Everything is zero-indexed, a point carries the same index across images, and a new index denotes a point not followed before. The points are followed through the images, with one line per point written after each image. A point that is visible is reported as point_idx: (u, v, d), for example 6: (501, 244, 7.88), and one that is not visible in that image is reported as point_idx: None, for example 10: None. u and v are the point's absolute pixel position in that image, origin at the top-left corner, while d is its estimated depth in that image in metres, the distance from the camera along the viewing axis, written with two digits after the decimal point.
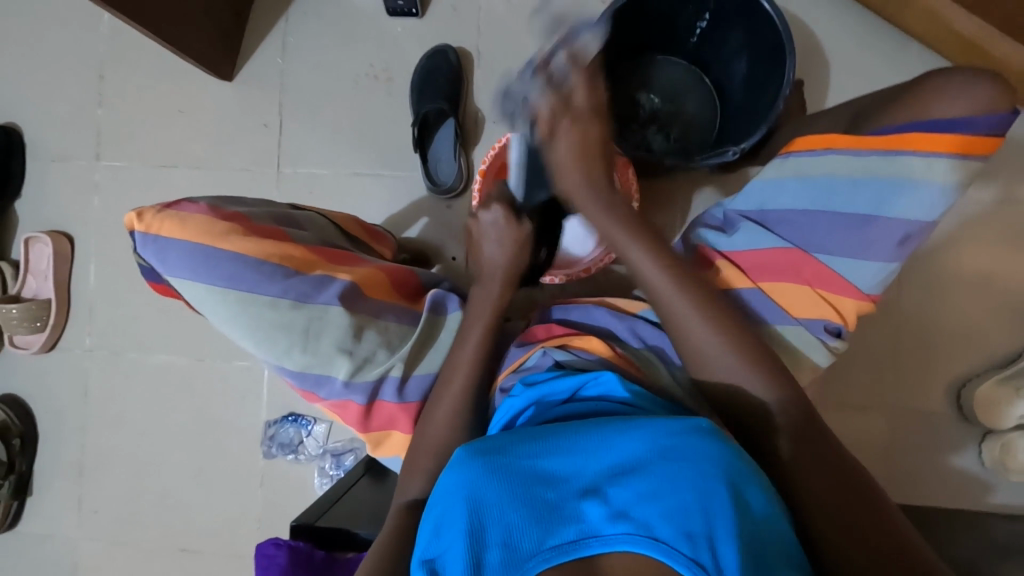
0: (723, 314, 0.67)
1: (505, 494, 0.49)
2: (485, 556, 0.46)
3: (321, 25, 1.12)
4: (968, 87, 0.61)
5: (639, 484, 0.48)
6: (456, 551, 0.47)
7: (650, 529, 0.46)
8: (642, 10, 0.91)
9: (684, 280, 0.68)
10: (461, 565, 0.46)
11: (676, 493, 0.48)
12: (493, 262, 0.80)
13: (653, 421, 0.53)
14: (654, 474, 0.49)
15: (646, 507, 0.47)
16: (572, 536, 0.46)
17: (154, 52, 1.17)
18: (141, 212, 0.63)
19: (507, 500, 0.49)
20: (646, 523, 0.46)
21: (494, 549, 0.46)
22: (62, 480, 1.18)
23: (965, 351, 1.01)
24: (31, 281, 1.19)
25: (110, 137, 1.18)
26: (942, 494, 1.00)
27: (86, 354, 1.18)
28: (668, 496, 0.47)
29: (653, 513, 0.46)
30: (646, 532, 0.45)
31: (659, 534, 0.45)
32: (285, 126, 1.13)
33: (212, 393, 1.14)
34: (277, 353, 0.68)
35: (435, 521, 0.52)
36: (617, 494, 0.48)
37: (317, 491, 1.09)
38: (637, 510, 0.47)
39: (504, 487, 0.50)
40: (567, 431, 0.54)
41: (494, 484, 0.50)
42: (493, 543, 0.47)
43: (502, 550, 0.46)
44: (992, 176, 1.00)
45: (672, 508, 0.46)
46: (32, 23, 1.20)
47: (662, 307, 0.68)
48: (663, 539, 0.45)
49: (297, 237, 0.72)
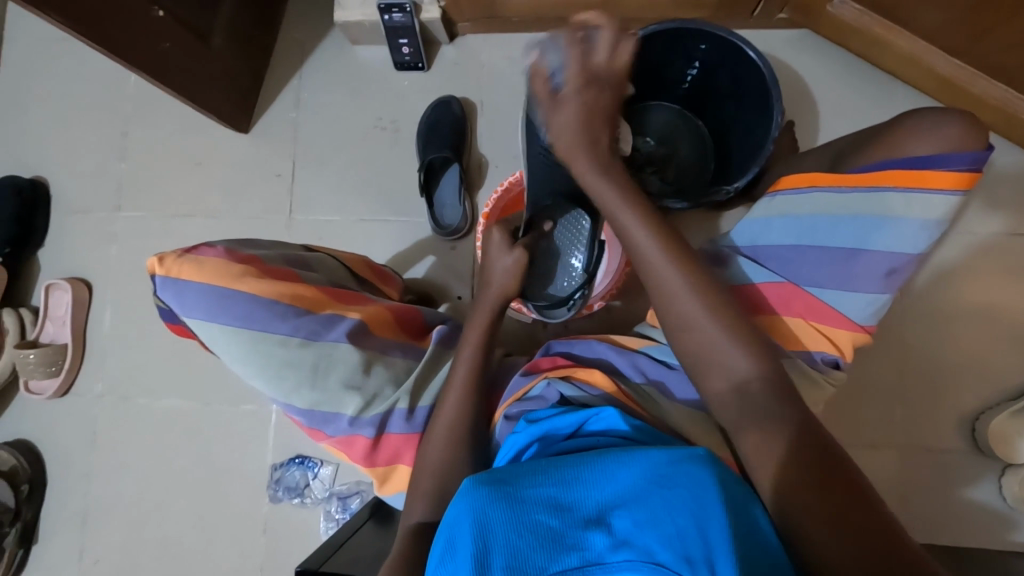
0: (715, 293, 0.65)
1: (508, 521, 0.49)
2: None
3: (332, 81, 1.19)
4: (938, 128, 0.65)
5: (639, 513, 0.48)
6: None
7: (652, 555, 0.46)
8: (634, 63, 0.96)
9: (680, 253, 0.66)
10: None
11: (677, 519, 0.47)
12: (493, 280, 0.80)
13: (653, 450, 0.53)
14: (653, 501, 0.49)
15: (646, 534, 0.47)
16: (575, 562, 0.47)
17: (176, 110, 1.24)
18: (162, 256, 0.66)
19: (510, 528, 0.49)
20: (648, 550, 0.46)
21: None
22: (67, 528, 1.17)
23: (976, 381, 1.00)
24: (49, 327, 1.22)
25: (131, 189, 1.24)
26: (965, 533, 0.97)
27: (97, 399, 1.19)
28: (669, 523, 0.47)
29: (653, 540, 0.46)
30: (648, 559, 0.46)
31: (660, 559, 0.45)
32: (297, 175, 1.19)
33: (220, 437, 1.14)
34: (287, 392, 0.70)
35: (442, 544, 0.52)
36: (621, 522, 0.48)
37: (322, 536, 1.08)
38: (640, 537, 0.47)
39: (506, 516, 0.50)
40: (568, 462, 0.54)
41: (498, 511, 0.50)
42: (496, 570, 0.48)
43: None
44: (984, 208, 1.02)
45: (673, 535, 0.46)
46: (63, 86, 1.29)
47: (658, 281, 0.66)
48: (665, 564, 0.45)
49: (308, 278, 0.75)
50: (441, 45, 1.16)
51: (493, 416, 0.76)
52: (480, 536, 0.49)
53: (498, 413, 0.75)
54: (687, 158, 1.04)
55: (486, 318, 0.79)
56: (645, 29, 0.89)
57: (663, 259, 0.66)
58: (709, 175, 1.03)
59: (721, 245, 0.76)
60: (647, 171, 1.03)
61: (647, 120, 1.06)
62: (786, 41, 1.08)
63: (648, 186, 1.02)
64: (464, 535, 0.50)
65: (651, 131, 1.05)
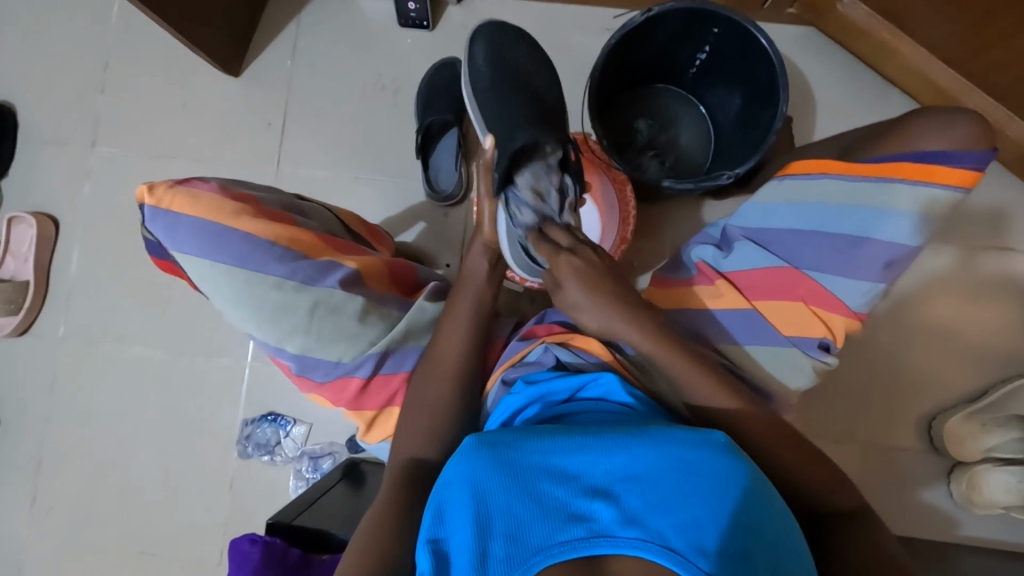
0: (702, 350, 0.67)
1: (513, 486, 0.51)
2: (491, 544, 0.49)
3: (333, 30, 1.15)
4: (950, 125, 0.66)
5: (651, 493, 0.50)
6: (468, 541, 0.49)
7: (664, 539, 0.47)
8: (645, 41, 0.95)
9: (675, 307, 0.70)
10: (468, 552, 0.49)
11: (692, 508, 0.49)
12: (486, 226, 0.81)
13: (668, 433, 0.54)
14: (668, 483, 0.50)
15: (658, 517, 0.48)
16: (580, 534, 0.48)
17: (163, 44, 1.17)
18: (153, 185, 0.63)
19: (516, 492, 0.51)
20: (660, 533, 0.47)
21: (498, 540, 0.49)
22: (19, 472, 1.12)
23: (938, 385, 1.05)
24: (10, 262, 1.15)
25: (108, 123, 1.17)
26: (912, 526, 1.02)
27: (59, 341, 1.14)
28: (684, 510, 0.48)
29: (666, 526, 0.47)
30: (660, 542, 0.47)
31: (672, 545, 0.47)
32: (288, 126, 1.14)
33: (190, 389, 1.11)
34: (278, 335, 0.68)
35: (438, 497, 0.55)
36: (631, 500, 0.49)
37: (291, 495, 1.06)
38: (651, 519, 0.48)
39: (509, 482, 0.52)
40: (577, 433, 0.55)
41: (498, 473, 0.53)
42: (498, 535, 0.49)
43: (507, 542, 0.49)
44: (964, 219, 1.06)
45: (687, 522, 0.48)
46: (39, 5, 1.20)
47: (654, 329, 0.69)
48: (676, 549, 0.46)
49: (304, 224, 0.72)
50: (448, 5, 1.13)
51: (490, 379, 0.77)
52: (483, 499, 0.51)
53: (494, 377, 0.75)
54: (686, 142, 1.06)
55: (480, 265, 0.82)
56: (662, 7, 0.88)
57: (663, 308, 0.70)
58: (706, 161, 1.05)
59: (728, 225, 0.78)
60: (648, 153, 1.04)
61: (651, 102, 1.07)
62: (793, 37, 1.08)
63: (647, 169, 1.03)
64: (467, 495, 0.52)
65: (653, 115, 1.06)
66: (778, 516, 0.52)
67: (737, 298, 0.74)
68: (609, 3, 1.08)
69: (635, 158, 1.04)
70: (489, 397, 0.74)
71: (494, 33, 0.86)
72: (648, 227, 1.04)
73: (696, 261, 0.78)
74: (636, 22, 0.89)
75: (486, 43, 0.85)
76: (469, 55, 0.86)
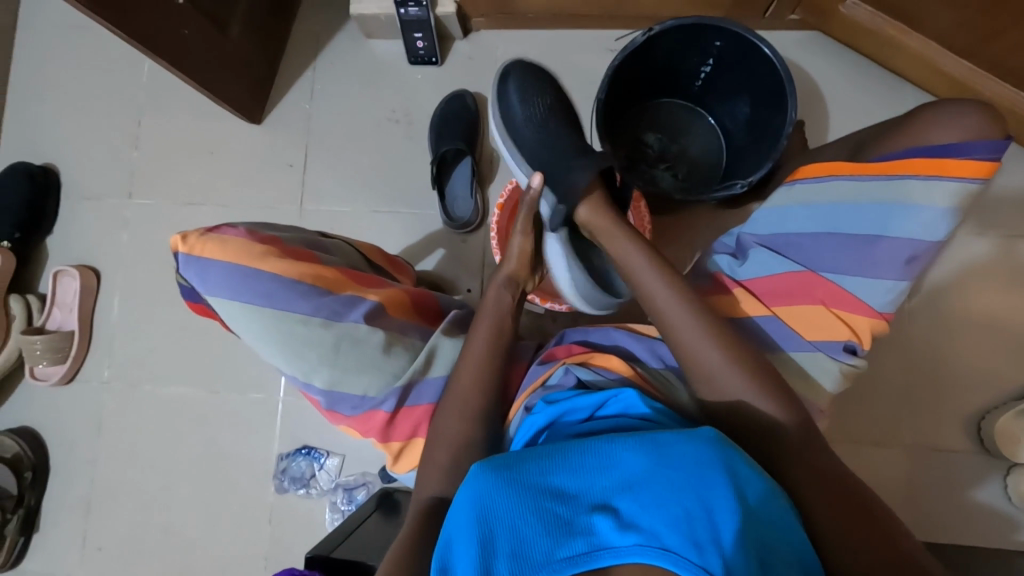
0: (744, 353, 0.68)
1: (513, 505, 0.51)
2: (496, 565, 0.49)
3: (348, 73, 1.20)
4: (960, 117, 0.65)
5: (645, 495, 0.50)
6: (472, 567, 0.49)
7: (660, 539, 0.47)
8: (649, 58, 0.97)
9: (703, 314, 0.70)
10: (472, 574, 0.48)
11: (683, 501, 0.49)
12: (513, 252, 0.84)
13: (657, 433, 0.54)
14: (659, 483, 0.50)
15: (652, 516, 0.48)
16: (582, 548, 0.48)
17: (190, 99, 1.25)
18: (187, 234, 0.67)
19: (516, 511, 0.51)
20: (655, 533, 0.47)
21: (503, 560, 0.49)
22: (70, 516, 1.16)
23: (982, 382, 1.01)
24: (57, 313, 1.22)
25: (142, 177, 1.24)
26: (969, 532, 0.97)
27: (103, 386, 1.19)
28: (675, 505, 0.48)
29: (660, 524, 0.47)
30: (656, 543, 0.47)
31: (668, 543, 0.46)
32: (309, 166, 1.19)
33: (226, 426, 1.14)
34: (305, 371, 0.70)
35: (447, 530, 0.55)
36: (627, 506, 0.49)
37: (328, 527, 1.07)
38: (645, 521, 0.48)
39: (509, 502, 0.52)
40: (572, 448, 0.55)
41: (501, 494, 0.52)
42: (502, 555, 0.49)
43: (510, 561, 0.49)
44: (993, 208, 1.03)
45: (679, 517, 0.48)
46: (77, 73, 1.29)
47: (685, 338, 0.69)
48: (672, 548, 0.46)
49: (327, 260, 0.75)
50: (454, 40, 1.17)
51: (513, 405, 0.77)
52: (487, 521, 0.51)
53: (517, 403, 0.75)
54: (698, 153, 1.06)
55: (499, 288, 0.83)
56: (662, 25, 0.90)
57: (689, 317, 0.70)
58: (720, 170, 1.05)
59: (740, 233, 0.78)
60: (659, 166, 1.05)
61: (660, 117, 1.07)
62: (797, 42, 1.09)
63: (660, 182, 1.04)
64: (470, 520, 0.52)
65: (662, 128, 1.07)
66: (769, 500, 0.53)
67: (756, 305, 0.74)
68: (610, 24, 1.11)
69: (647, 171, 1.04)
70: (513, 423, 0.74)
71: (524, 74, 0.86)
72: (665, 240, 1.04)
73: (713, 271, 0.79)
74: (638, 41, 0.91)
75: (517, 84, 0.85)
76: (501, 98, 0.86)
